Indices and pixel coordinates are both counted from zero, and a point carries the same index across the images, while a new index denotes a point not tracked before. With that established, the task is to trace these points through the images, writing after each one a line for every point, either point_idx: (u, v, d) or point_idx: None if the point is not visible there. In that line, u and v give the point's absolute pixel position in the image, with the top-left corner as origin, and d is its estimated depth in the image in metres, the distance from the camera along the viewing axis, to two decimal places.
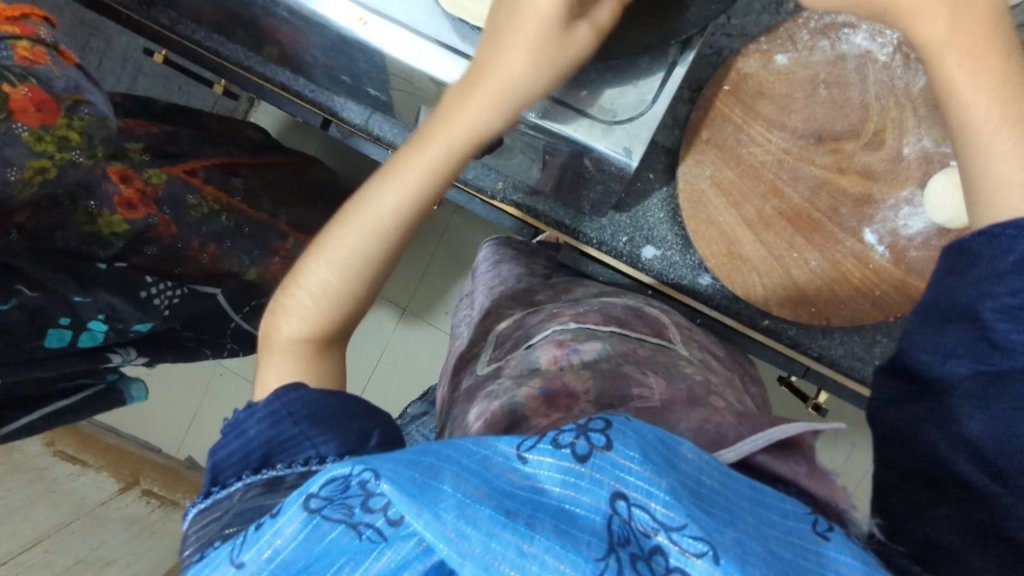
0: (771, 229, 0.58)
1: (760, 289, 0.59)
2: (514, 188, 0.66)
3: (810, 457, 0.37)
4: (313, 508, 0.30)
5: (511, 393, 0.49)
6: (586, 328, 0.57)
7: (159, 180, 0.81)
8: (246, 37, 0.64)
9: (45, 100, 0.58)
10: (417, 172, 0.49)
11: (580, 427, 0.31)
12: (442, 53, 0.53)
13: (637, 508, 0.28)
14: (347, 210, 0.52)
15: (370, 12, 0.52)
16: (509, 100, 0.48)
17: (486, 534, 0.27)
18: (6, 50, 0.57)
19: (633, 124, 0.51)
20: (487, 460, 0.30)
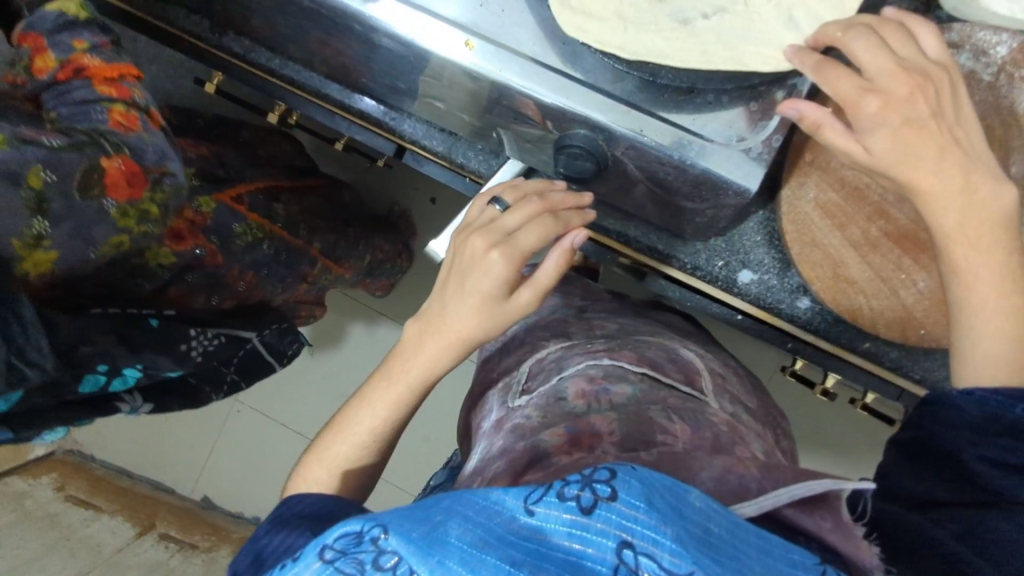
0: (877, 250, 0.57)
1: (867, 312, 0.58)
2: (602, 214, 0.64)
3: (835, 513, 0.38)
4: (327, 559, 0.33)
5: (535, 435, 0.49)
6: (614, 364, 0.58)
7: (208, 209, 0.78)
8: (328, 65, 0.63)
9: (133, 174, 0.55)
10: (393, 385, 0.53)
11: (583, 481, 0.33)
12: (553, 75, 0.51)
13: (643, 556, 0.30)
14: (321, 441, 0.55)
15: (477, 37, 0.51)
16: (458, 340, 0.51)
17: None
18: (103, 113, 0.55)
19: (751, 147, 0.50)
20: (493, 512, 0.33)
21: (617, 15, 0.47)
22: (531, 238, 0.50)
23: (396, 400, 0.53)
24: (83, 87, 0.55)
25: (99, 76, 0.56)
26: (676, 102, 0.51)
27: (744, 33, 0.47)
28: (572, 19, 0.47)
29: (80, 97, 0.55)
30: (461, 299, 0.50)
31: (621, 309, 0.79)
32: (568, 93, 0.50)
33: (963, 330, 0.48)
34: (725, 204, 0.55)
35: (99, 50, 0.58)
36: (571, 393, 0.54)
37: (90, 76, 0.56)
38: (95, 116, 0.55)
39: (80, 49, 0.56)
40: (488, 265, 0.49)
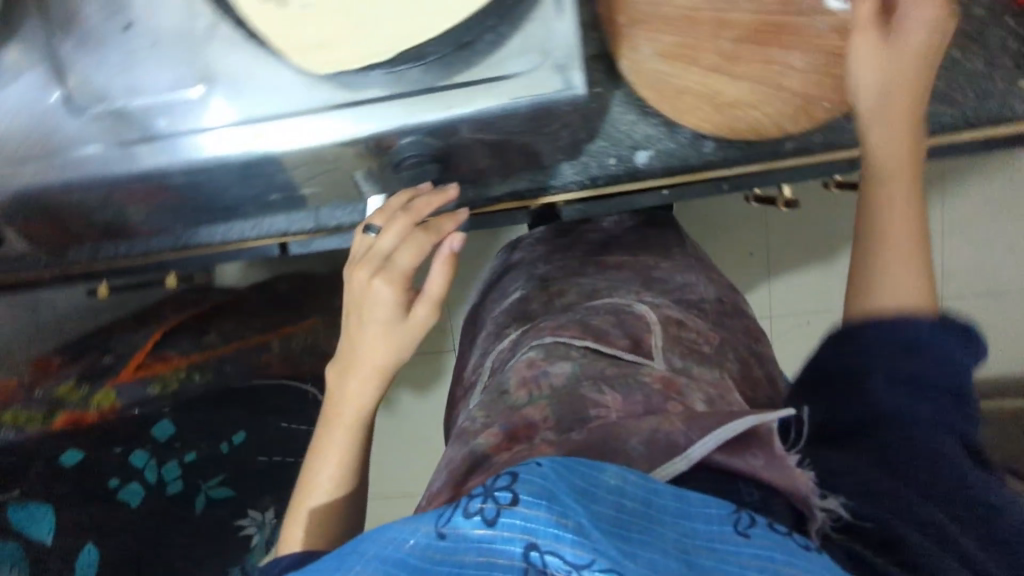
0: (739, 62, 0.53)
1: (766, 119, 0.55)
2: (485, 188, 0.62)
3: (765, 446, 0.40)
4: None
5: (474, 438, 0.48)
6: (555, 342, 0.56)
7: (110, 398, 0.71)
8: (170, 220, 0.62)
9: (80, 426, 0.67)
10: (334, 436, 0.49)
11: (511, 475, 0.32)
12: (345, 113, 0.49)
13: (548, 554, 0.30)
14: (296, 497, 0.51)
15: (259, 122, 0.49)
16: (377, 369, 0.48)
17: None
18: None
19: (554, 55, 0.47)
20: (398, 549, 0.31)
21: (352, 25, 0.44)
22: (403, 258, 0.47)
23: (350, 436, 0.49)
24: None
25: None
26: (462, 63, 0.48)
27: None
28: (315, 58, 0.45)
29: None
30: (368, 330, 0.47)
31: (580, 261, 0.76)
32: (369, 119, 0.49)
33: (875, 229, 0.47)
34: (555, 122, 0.53)
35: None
36: (512, 383, 0.52)
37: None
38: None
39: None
40: (375, 296, 0.46)
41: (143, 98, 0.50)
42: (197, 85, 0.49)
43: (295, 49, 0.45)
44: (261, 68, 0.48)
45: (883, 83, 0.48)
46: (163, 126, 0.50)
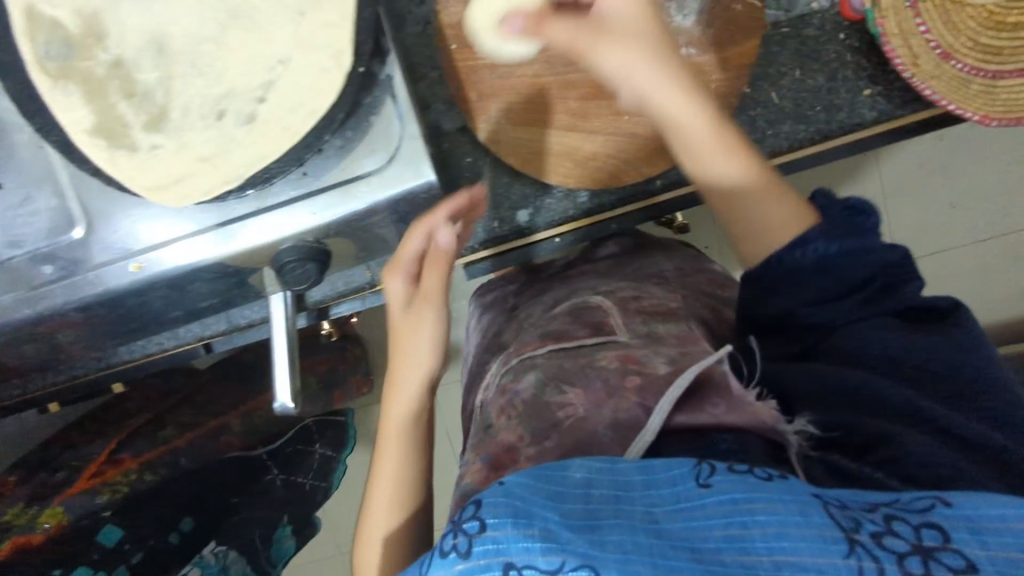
0: (590, 117, 0.56)
1: (628, 166, 0.57)
2: (379, 267, 0.64)
3: (723, 393, 0.44)
4: None
5: (460, 482, 0.50)
6: (522, 359, 0.57)
7: (56, 516, 0.81)
8: (87, 350, 0.64)
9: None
10: (380, 483, 0.56)
11: (475, 505, 0.34)
12: (221, 233, 0.51)
13: (526, 569, 0.32)
14: (362, 510, 0.57)
15: (136, 254, 0.51)
16: (406, 403, 0.56)
17: None
18: None
19: (402, 152, 0.50)
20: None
21: (199, 160, 0.47)
22: (394, 284, 0.55)
23: (418, 401, 0.56)
24: None
25: None
26: (318, 170, 0.51)
27: (303, 87, 0.46)
28: (169, 194, 0.47)
29: None
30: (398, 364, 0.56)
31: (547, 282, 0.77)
32: (245, 236, 0.51)
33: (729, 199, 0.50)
34: (420, 210, 0.54)
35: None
36: (493, 414, 0.53)
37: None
38: None
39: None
40: (424, 314, 0.55)
41: (25, 247, 0.52)
42: (78, 227, 0.52)
43: (150, 187, 0.47)
44: (140, 202, 0.52)
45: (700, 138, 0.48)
46: (50, 272, 0.52)
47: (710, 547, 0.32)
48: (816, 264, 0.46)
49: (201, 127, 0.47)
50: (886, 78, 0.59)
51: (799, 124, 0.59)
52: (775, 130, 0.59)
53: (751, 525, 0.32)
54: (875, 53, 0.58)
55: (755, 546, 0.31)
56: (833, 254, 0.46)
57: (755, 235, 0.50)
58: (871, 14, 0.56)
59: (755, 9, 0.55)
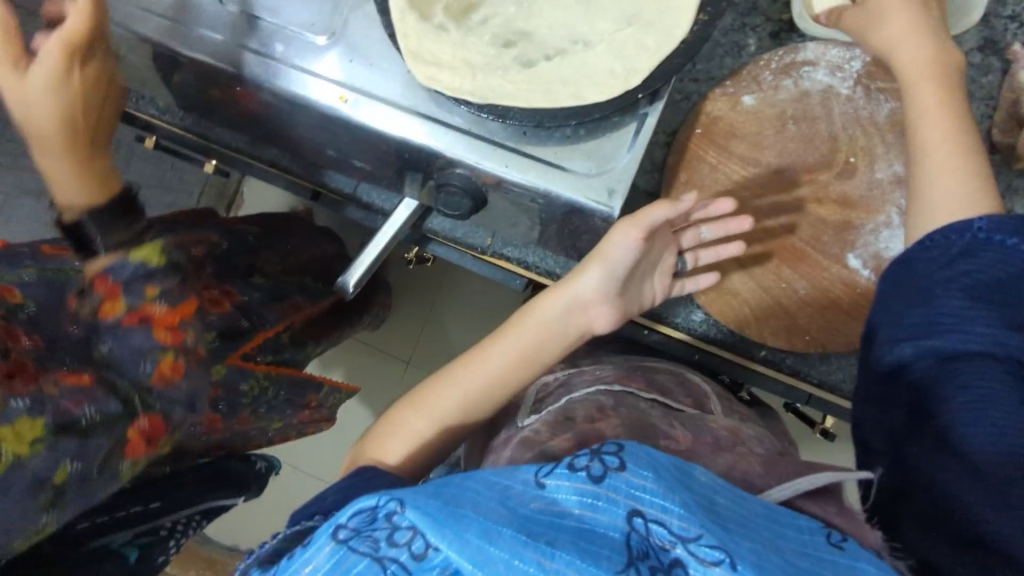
0: (757, 263, 0.58)
1: (754, 323, 0.59)
2: (501, 242, 0.66)
3: (839, 501, 0.41)
4: (341, 539, 0.34)
5: (543, 444, 0.50)
6: (621, 390, 0.59)
7: (219, 373, 0.56)
8: (239, 125, 0.67)
9: (159, 430, 0.47)
10: (454, 387, 0.53)
11: (594, 452, 0.35)
12: (422, 124, 0.55)
13: (654, 523, 0.32)
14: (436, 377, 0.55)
15: (351, 90, 0.55)
16: (550, 337, 0.54)
17: (508, 551, 0.31)
18: (149, 365, 0.47)
19: (610, 174, 0.53)
20: (509, 489, 0.35)
21: (465, 63, 0.50)
22: (628, 252, 0.52)
23: (552, 336, 0.54)
24: (132, 337, 0.47)
25: (162, 320, 0.48)
26: (534, 138, 0.54)
27: (585, 72, 0.49)
28: (423, 68, 0.49)
29: (133, 343, 0.47)
30: (537, 307, 0.54)
31: (631, 347, 0.77)
32: (438, 138, 0.54)
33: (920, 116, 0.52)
34: (569, 220, 0.57)
35: (167, 294, 0.48)
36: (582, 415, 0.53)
37: (151, 322, 0.47)
38: (142, 368, 0.47)
39: (148, 297, 0.47)
40: (634, 291, 0.56)
41: (279, 21, 0.56)
42: (324, 38, 0.56)
43: (413, 52, 0.49)
44: (388, 58, 0.55)
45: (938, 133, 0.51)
46: (277, 50, 0.56)
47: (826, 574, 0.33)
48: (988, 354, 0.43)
49: (486, 41, 0.51)
50: None
51: None
52: None
53: None
54: None
55: None
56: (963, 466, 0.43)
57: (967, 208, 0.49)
58: None
59: None
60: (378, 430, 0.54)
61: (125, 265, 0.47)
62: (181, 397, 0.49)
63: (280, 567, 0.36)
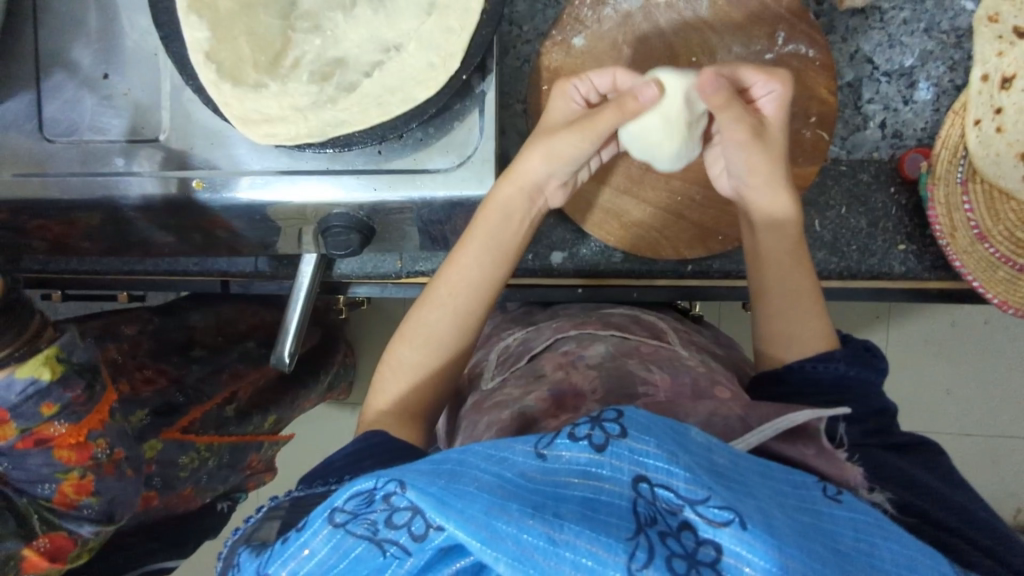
0: (646, 186, 0.59)
1: (665, 243, 0.61)
2: (412, 261, 0.67)
3: (816, 439, 0.40)
4: (338, 522, 0.31)
5: (518, 401, 0.48)
6: (582, 333, 0.57)
7: (155, 452, 0.68)
8: (119, 251, 0.67)
9: (64, 546, 0.55)
10: (433, 312, 0.52)
11: (594, 417, 0.31)
12: (282, 179, 0.55)
13: (660, 487, 0.29)
14: (416, 303, 0.53)
15: (204, 173, 0.55)
16: (462, 310, 0.52)
17: (515, 527, 0.27)
18: (51, 489, 0.54)
19: (474, 160, 0.53)
20: (510, 462, 0.30)
21: (293, 108, 0.50)
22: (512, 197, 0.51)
23: (507, 218, 0.52)
24: (32, 454, 0.52)
25: (65, 442, 0.53)
26: (391, 152, 0.54)
27: (407, 75, 0.50)
28: (256, 128, 0.49)
29: (32, 470, 0.53)
30: (437, 284, 0.52)
31: None
32: (300, 188, 0.54)
33: (759, 267, 0.53)
34: (460, 213, 0.57)
35: (69, 410, 0.53)
36: (550, 367, 0.51)
37: (53, 442, 0.53)
38: (42, 490, 0.54)
39: (46, 414, 0.52)
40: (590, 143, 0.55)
41: (108, 138, 0.56)
42: (161, 134, 0.56)
43: (240, 117, 0.49)
44: (226, 131, 0.55)
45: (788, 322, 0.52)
46: (120, 165, 0.56)
47: (828, 531, 0.31)
48: (833, 381, 0.48)
49: (307, 77, 0.51)
50: (923, 241, 0.63)
51: (830, 256, 0.62)
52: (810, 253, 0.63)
53: (878, 547, 0.31)
54: (918, 215, 0.63)
55: (856, 549, 0.30)
56: (846, 376, 0.49)
57: (794, 309, 0.52)
58: (924, 177, 0.60)
59: (822, 140, 0.59)
60: (374, 380, 0.53)
61: (13, 386, 0.50)
62: (86, 514, 0.55)
63: (271, 552, 0.33)
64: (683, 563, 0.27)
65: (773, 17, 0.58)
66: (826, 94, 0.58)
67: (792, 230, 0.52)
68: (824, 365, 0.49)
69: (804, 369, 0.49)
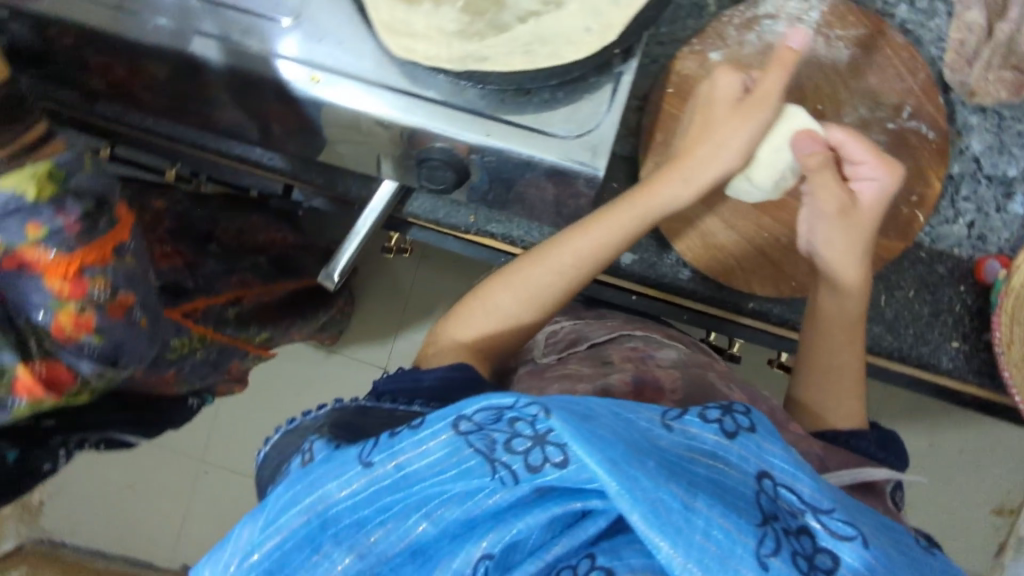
0: (739, 215, 0.60)
1: (740, 272, 0.61)
2: (484, 219, 0.67)
3: (881, 499, 0.41)
4: (463, 430, 0.31)
5: (595, 379, 0.47)
6: (641, 335, 0.56)
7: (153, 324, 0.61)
8: (198, 120, 0.65)
9: (61, 381, 0.45)
10: (545, 269, 0.50)
11: (726, 406, 0.31)
12: (398, 96, 0.53)
13: (783, 487, 0.29)
14: (530, 252, 0.51)
15: (321, 69, 0.53)
16: (576, 281, 0.50)
17: (652, 482, 0.26)
18: (47, 314, 0.43)
19: (592, 135, 0.53)
20: (635, 425, 0.29)
21: (439, 30, 0.50)
22: (681, 196, 0.50)
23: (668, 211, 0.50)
24: (26, 280, 0.43)
25: (64, 269, 0.43)
26: (513, 102, 0.53)
27: (561, 31, 0.49)
28: (397, 40, 0.49)
29: (25, 290, 0.43)
30: (557, 248, 0.50)
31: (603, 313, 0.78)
32: (413, 111, 0.53)
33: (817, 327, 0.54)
34: (558, 181, 0.56)
35: (59, 237, 0.43)
36: (619, 356, 0.51)
37: (40, 270, 0.42)
38: (37, 314, 0.43)
39: (32, 238, 0.42)
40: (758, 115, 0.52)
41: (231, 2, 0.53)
42: (287, 17, 0.53)
43: (385, 23, 0.50)
44: (354, 34, 0.53)
45: (837, 388, 0.52)
46: None
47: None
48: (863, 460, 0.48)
49: (456, 9, 0.50)
50: (977, 344, 0.64)
51: (887, 333, 0.63)
52: (869, 326, 0.63)
53: None
54: (979, 319, 0.64)
55: None
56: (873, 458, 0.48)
57: (840, 386, 0.52)
58: (998, 284, 0.61)
59: (917, 220, 0.60)
60: (455, 309, 0.52)
61: None
62: (87, 353, 0.45)
63: (373, 440, 0.34)
64: (804, 564, 0.27)
65: (905, 91, 0.59)
66: (933, 177, 0.59)
67: (857, 301, 0.53)
68: (856, 441, 0.49)
69: (842, 441, 0.49)
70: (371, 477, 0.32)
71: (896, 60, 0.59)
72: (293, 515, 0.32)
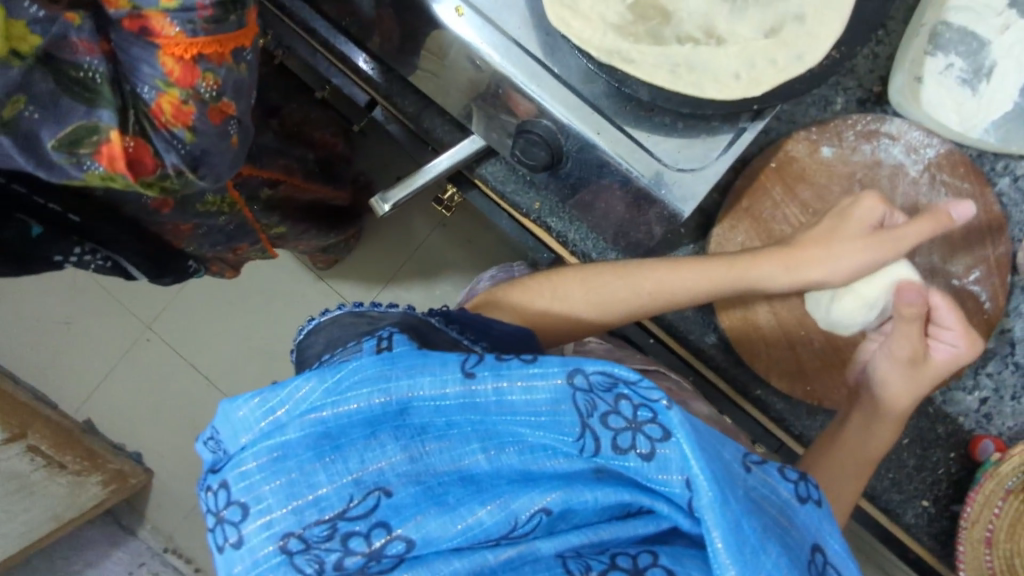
0: (786, 304, 0.61)
1: (765, 357, 0.62)
2: (546, 210, 0.66)
3: None
4: (576, 384, 0.37)
5: None
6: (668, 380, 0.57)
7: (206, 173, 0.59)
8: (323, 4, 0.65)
9: (144, 162, 0.48)
10: (626, 285, 0.55)
11: (801, 475, 0.40)
12: (528, 61, 0.53)
13: (829, 561, 0.38)
14: (626, 266, 0.56)
15: (467, 4, 0.53)
16: (647, 306, 0.55)
17: (738, 509, 0.35)
18: (154, 93, 0.47)
19: (694, 175, 0.53)
20: (731, 458, 0.38)
21: (599, 17, 0.50)
22: (777, 279, 0.54)
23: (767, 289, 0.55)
24: (146, 49, 0.46)
25: (179, 52, 0.46)
26: (634, 114, 0.53)
27: (712, 67, 0.50)
28: (555, 9, 0.50)
29: (141, 59, 0.46)
30: (651, 275, 0.55)
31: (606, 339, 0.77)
32: (536, 81, 0.53)
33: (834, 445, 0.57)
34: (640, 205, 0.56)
35: (187, 17, 0.45)
36: None
37: (161, 44, 0.45)
38: (145, 88, 0.47)
39: (163, 6, 0.44)
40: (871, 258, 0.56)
41: None
42: None
43: None
44: None
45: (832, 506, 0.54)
46: None
47: None
48: None
49: (625, 5, 0.51)
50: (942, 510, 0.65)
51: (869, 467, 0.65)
52: None
53: None
54: (957, 489, 0.65)
55: None
56: None
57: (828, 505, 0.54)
58: (986, 464, 0.62)
59: None
60: (540, 281, 0.57)
61: None
62: (176, 143, 0.49)
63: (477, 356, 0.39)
64: None
65: (980, 255, 0.61)
66: None
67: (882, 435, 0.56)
68: None
69: None
70: (469, 389, 0.38)
71: (984, 224, 0.60)
72: (377, 388, 0.37)
